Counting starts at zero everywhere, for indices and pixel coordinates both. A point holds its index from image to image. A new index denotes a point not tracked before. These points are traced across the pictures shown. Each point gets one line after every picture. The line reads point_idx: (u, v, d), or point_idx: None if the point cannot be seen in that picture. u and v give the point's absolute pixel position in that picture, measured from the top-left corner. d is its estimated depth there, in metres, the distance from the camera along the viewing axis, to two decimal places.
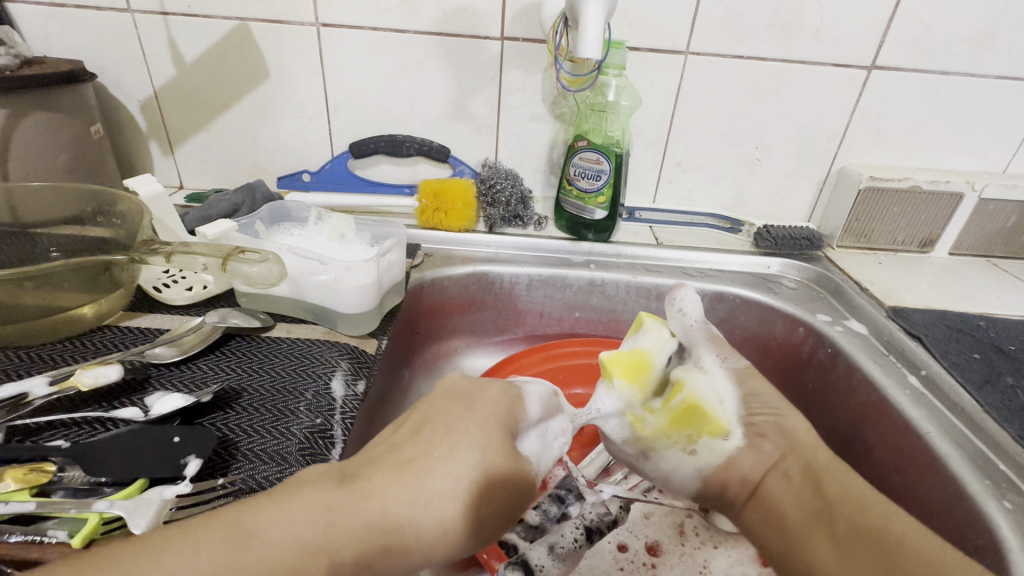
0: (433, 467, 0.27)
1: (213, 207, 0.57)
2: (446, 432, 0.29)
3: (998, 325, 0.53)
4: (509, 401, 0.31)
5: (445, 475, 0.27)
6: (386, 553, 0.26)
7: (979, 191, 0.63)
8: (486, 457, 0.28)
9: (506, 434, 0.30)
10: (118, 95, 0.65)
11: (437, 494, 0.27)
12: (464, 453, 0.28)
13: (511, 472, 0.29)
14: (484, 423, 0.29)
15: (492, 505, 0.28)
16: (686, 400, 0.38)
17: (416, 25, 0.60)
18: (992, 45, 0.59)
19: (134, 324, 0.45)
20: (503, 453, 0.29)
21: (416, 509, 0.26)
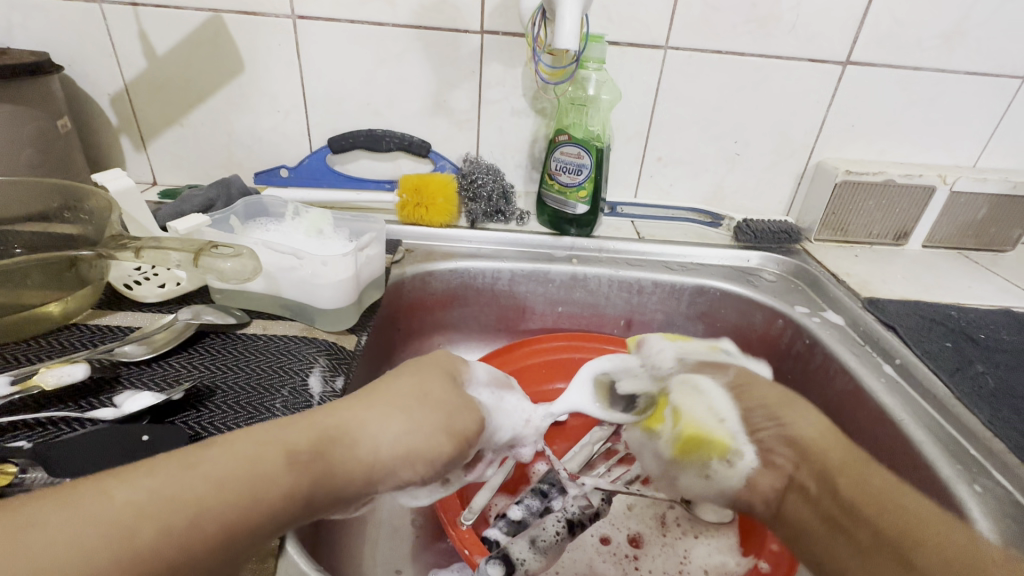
0: (377, 399, 0.32)
1: (187, 202, 0.55)
2: (395, 374, 0.35)
3: (969, 314, 0.55)
4: (449, 367, 0.37)
5: (387, 407, 0.31)
6: (335, 463, 0.28)
7: (951, 184, 0.64)
8: (426, 395, 0.33)
9: (446, 375, 0.36)
10: (86, 89, 0.63)
11: (384, 406, 0.31)
12: (410, 389, 0.33)
13: (448, 397, 0.34)
14: (426, 376, 0.35)
15: (434, 417, 0.32)
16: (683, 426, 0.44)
17: (394, 17, 0.59)
18: (962, 41, 0.60)
19: (104, 322, 0.44)
20: (441, 384, 0.35)
21: (365, 427, 0.30)
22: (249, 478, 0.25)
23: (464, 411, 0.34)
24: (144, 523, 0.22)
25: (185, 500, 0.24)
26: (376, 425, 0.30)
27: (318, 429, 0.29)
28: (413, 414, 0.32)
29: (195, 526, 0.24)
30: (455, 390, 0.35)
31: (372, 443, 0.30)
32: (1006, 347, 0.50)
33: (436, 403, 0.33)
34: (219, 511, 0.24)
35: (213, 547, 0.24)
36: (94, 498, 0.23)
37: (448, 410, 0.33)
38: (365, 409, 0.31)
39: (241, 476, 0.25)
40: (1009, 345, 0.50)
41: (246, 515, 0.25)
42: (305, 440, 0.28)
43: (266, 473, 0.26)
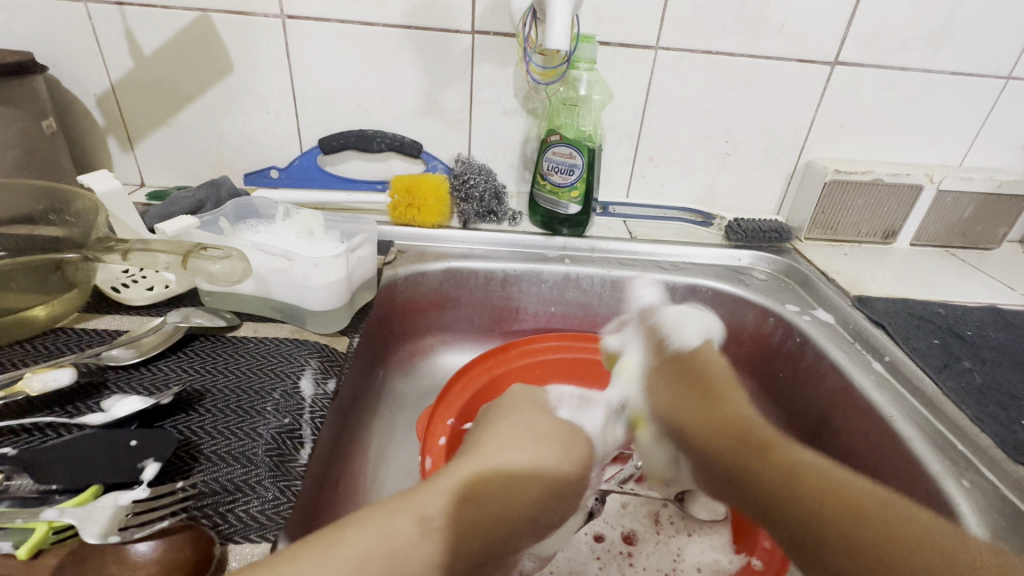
0: (502, 470, 0.36)
1: (176, 204, 0.55)
2: (493, 432, 0.40)
3: (956, 311, 0.55)
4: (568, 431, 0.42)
5: (511, 474, 0.36)
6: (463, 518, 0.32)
7: (938, 183, 0.65)
8: (544, 463, 0.38)
9: (540, 417, 0.42)
10: (72, 89, 0.62)
11: (495, 463, 0.37)
12: (513, 442, 0.39)
13: (548, 436, 0.40)
14: (547, 442, 0.40)
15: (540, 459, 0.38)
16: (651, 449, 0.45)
17: (385, 17, 0.59)
18: (948, 41, 0.61)
19: (90, 325, 0.43)
20: (540, 427, 0.41)
21: (482, 480, 0.35)
22: (401, 558, 0.29)
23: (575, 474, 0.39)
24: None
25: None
26: (502, 501, 0.35)
27: (457, 506, 0.33)
28: (536, 481, 0.37)
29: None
30: (572, 452, 0.40)
31: (500, 511, 0.34)
32: (992, 344, 0.50)
33: (546, 447, 0.39)
34: None
35: None
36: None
37: (561, 477, 0.38)
38: (486, 470, 0.36)
39: (385, 550, 0.29)
40: (996, 342, 0.51)
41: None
42: (441, 520, 0.32)
43: (413, 553, 0.30)
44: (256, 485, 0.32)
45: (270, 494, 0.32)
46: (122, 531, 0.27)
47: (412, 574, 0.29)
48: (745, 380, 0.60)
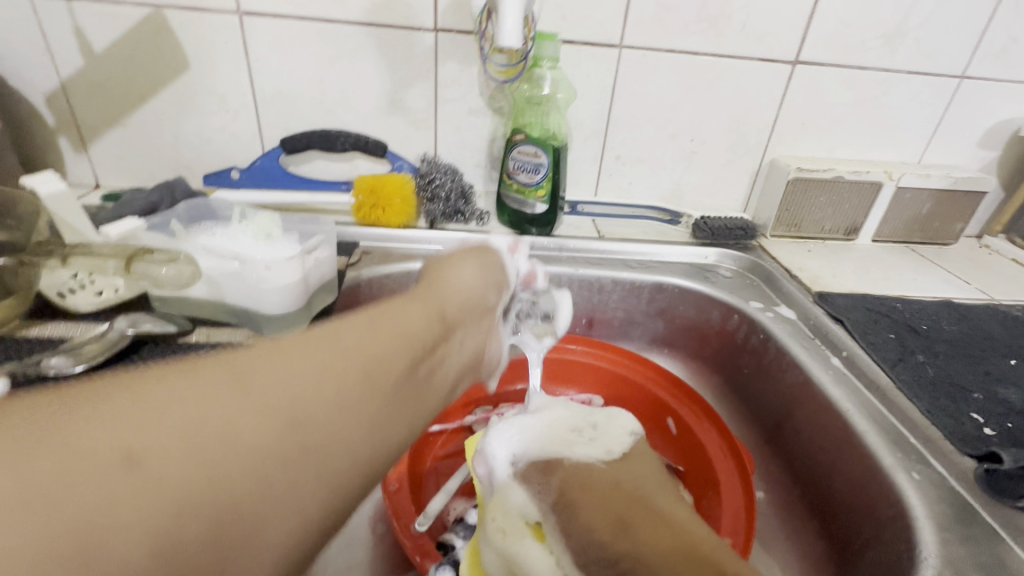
0: (449, 270, 0.39)
1: (127, 206, 0.53)
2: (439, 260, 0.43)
3: (913, 306, 0.56)
4: (482, 250, 0.44)
5: (455, 273, 0.39)
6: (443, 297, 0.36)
7: (896, 180, 0.66)
8: (481, 269, 0.41)
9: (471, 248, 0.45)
10: (18, 87, 0.60)
11: (450, 268, 0.40)
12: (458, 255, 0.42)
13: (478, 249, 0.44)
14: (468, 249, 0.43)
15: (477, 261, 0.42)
16: (540, 571, 0.33)
17: (345, 14, 0.58)
18: (903, 41, 0.62)
19: (32, 333, 0.42)
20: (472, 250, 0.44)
21: (449, 278, 0.38)
22: (409, 321, 0.30)
23: (500, 279, 0.43)
24: (358, 352, 0.26)
25: (363, 316, 0.28)
26: (457, 284, 0.38)
27: (425, 296, 0.35)
28: (478, 278, 0.40)
29: (394, 347, 0.28)
30: (495, 260, 0.44)
31: (463, 296, 0.38)
32: (946, 337, 0.52)
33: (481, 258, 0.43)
34: (391, 322, 0.29)
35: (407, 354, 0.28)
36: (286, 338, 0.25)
37: (492, 277, 0.42)
38: (449, 272, 0.39)
39: (389, 307, 0.31)
40: (949, 335, 0.52)
41: (413, 324, 0.30)
42: (421, 304, 0.33)
43: (411, 317, 0.31)
44: None
45: None
46: None
47: (422, 329, 0.31)
48: (711, 376, 0.61)
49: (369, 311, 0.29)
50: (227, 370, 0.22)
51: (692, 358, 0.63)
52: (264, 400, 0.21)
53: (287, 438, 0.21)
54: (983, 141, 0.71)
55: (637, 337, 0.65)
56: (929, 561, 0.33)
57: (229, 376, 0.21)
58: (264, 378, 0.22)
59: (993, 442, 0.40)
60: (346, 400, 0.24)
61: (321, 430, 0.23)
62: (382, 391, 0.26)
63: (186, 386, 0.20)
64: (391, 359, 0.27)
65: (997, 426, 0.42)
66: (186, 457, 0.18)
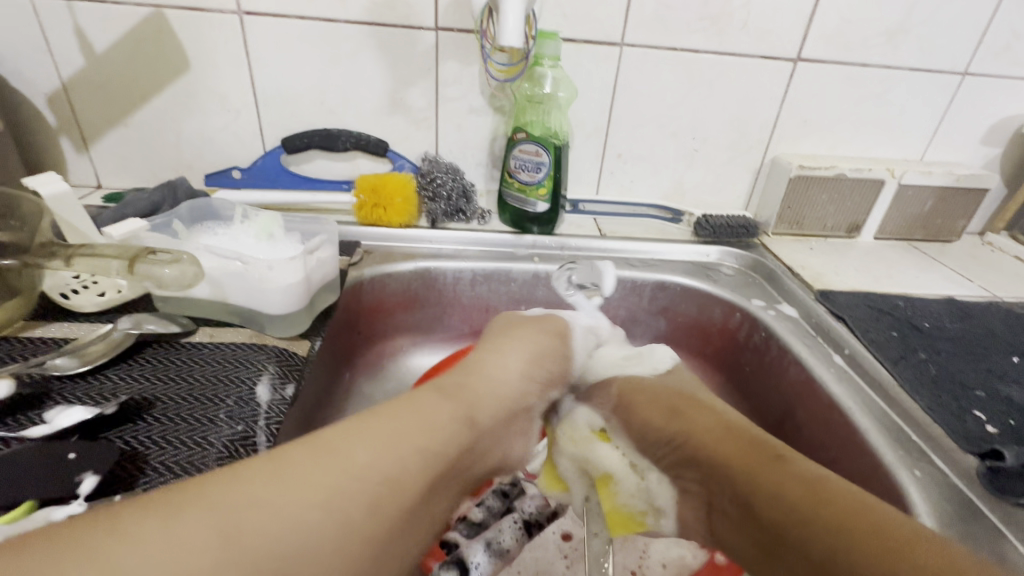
0: (490, 358, 0.42)
1: (129, 206, 0.53)
2: (487, 340, 0.45)
3: (915, 304, 0.56)
4: (542, 326, 0.47)
5: (497, 359, 0.42)
6: (474, 394, 0.38)
7: (898, 177, 0.66)
8: (529, 350, 0.44)
9: (526, 322, 0.48)
10: (20, 88, 0.60)
11: (495, 358, 0.42)
12: (512, 342, 0.44)
13: (533, 330, 0.46)
14: (524, 332, 0.45)
15: (528, 349, 0.44)
16: (611, 465, 0.44)
17: (346, 14, 0.58)
18: (906, 38, 0.62)
19: (36, 334, 0.42)
20: (533, 329, 0.46)
21: (489, 369, 0.41)
22: (427, 434, 0.32)
23: (552, 361, 0.45)
24: (364, 481, 0.28)
25: (391, 430, 0.31)
26: (499, 377, 0.40)
27: (461, 394, 0.37)
28: (523, 368, 0.42)
29: (402, 474, 0.30)
30: (547, 343, 0.46)
31: (502, 389, 0.40)
32: (948, 335, 0.52)
33: (537, 345, 0.45)
34: (415, 438, 0.31)
35: (421, 475, 0.31)
36: (313, 458, 0.28)
37: (546, 366, 0.44)
38: (494, 363, 0.41)
39: (417, 415, 0.33)
40: (951, 333, 0.52)
41: (435, 437, 0.32)
42: (450, 402, 0.35)
43: (441, 416, 0.34)
44: None
45: None
46: None
47: (440, 445, 0.32)
48: (713, 375, 0.61)
49: (391, 425, 0.31)
50: (249, 498, 0.25)
51: (694, 356, 0.63)
52: (276, 531, 0.25)
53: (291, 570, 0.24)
54: (986, 138, 0.70)
55: (639, 336, 0.65)
56: None
57: (255, 500, 0.25)
58: (280, 506, 0.25)
59: (995, 440, 0.40)
60: (349, 530, 0.27)
61: (314, 560, 0.25)
62: (379, 519, 0.28)
63: (213, 511, 0.24)
64: (394, 486, 0.29)
65: (1000, 424, 0.42)
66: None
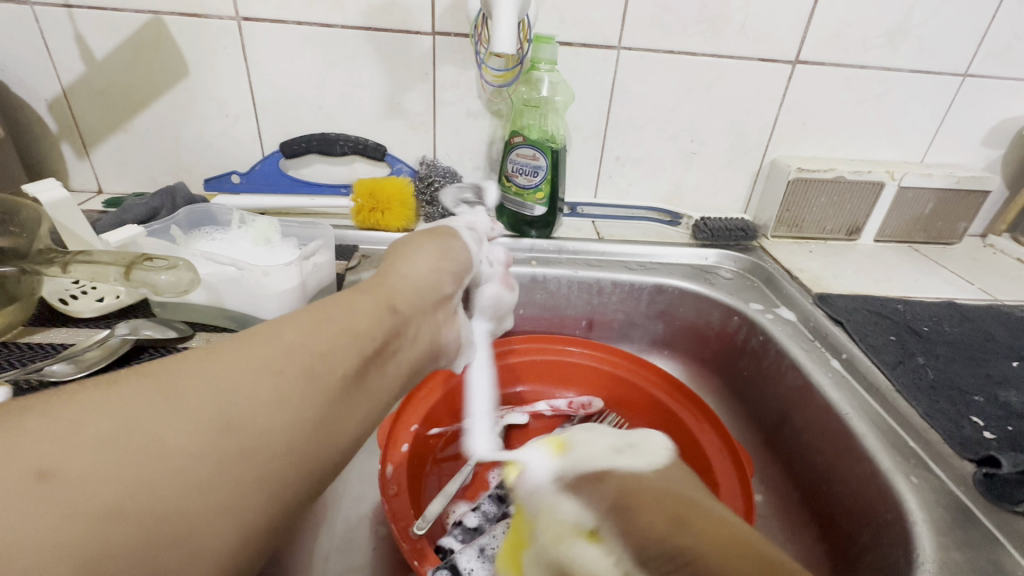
0: (402, 257, 0.34)
1: (128, 211, 0.53)
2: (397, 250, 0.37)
3: (914, 307, 0.56)
4: (444, 241, 0.38)
5: (411, 256, 0.34)
6: (399, 288, 0.31)
7: (898, 180, 0.66)
8: (436, 250, 0.36)
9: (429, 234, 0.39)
10: (21, 94, 0.60)
11: (412, 256, 0.34)
12: (422, 243, 0.36)
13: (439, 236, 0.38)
14: (426, 235, 0.37)
15: (441, 252, 0.36)
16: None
17: (343, 19, 0.58)
18: (905, 40, 0.62)
19: (35, 340, 0.42)
20: (436, 237, 0.38)
21: (404, 267, 0.33)
22: (349, 313, 0.26)
23: (465, 265, 0.38)
24: (283, 353, 0.22)
25: (300, 313, 0.25)
26: (414, 270, 0.33)
27: (377, 287, 0.30)
28: (435, 264, 0.35)
29: (332, 347, 0.24)
30: (457, 249, 0.38)
31: (424, 286, 0.33)
32: (947, 339, 0.51)
33: (447, 247, 0.37)
34: (335, 317, 0.25)
35: (356, 348, 0.25)
36: (209, 348, 0.22)
37: (455, 268, 0.36)
38: (410, 261, 0.34)
39: (330, 300, 0.27)
40: (950, 337, 0.52)
41: (361, 320, 0.26)
42: (375, 295, 0.29)
43: (362, 306, 0.27)
44: None
45: None
46: None
47: (371, 326, 0.27)
48: (711, 378, 0.61)
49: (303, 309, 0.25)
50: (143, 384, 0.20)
51: (692, 359, 0.63)
52: (192, 411, 0.19)
53: (219, 446, 0.19)
54: (987, 140, 0.70)
55: (637, 339, 0.65)
56: (926, 568, 0.33)
57: (148, 390, 0.19)
58: (174, 393, 0.20)
59: (992, 446, 0.40)
60: (283, 401, 0.21)
61: (255, 432, 0.20)
62: (318, 390, 0.23)
63: (99, 407, 0.18)
64: (326, 359, 0.23)
65: (997, 429, 0.41)
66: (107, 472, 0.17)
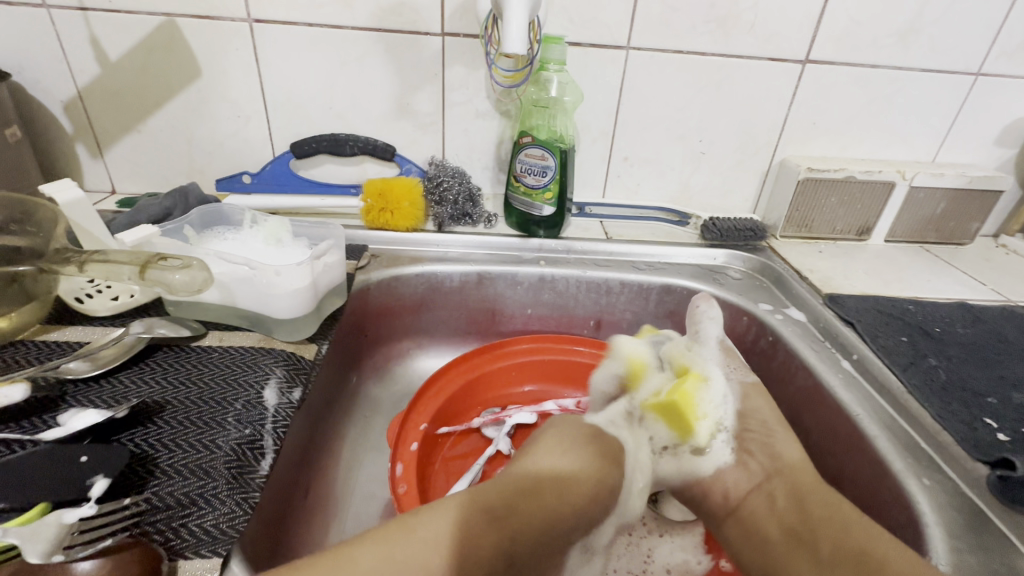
0: (535, 459, 0.40)
1: (142, 212, 0.54)
2: (550, 439, 0.42)
3: (926, 308, 0.56)
4: (594, 436, 0.43)
5: (546, 452, 0.41)
6: (518, 527, 0.35)
7: (909, 179, 0.65)
8: (577, 448, 0.41)
9: (594, 432, 0.44)
10: (37, 96, 0.61)
11: (550, 459, 0.40)
12: (563, 438, 0.42)
13: (593, 434, 0.43)
14: (570, 428, 0.43)
15: (572, 450, 0.41)
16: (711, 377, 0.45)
17: (353, 20, 0.58)
18: (917, 39, 0.61)
19: (52, 338, 0.43)
20: (586, 429, 0.44)
21: (533, 475, 0.38)
22: (435, 542, 0.32)
23: (607, 482, 0.40)
24: None
25: (408, 555, 0.31)
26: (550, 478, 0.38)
27: (493, 498, 0.35)
28: (574, 471, 0.39)
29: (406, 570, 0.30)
30: (603, 439, 0.43)
31: (545, 510, 0.36)
32: (959, 341, 0.51)
33: (595, 449, 0.42)
34: None
35: None
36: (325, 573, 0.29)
37: (597, 463, 0.41)
38: (542, 467, 0.39)
39: (430, 546, 0.31)
40: (963, 338, 0.51)
41: None
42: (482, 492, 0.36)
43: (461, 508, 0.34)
44: (211, 498, 0.32)
45: (226, 506, 0.32)
46: (66, 549, 0.26)
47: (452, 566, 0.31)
48: None
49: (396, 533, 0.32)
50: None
51: None
52: None
53: None
54: (1000, 139, 0.69)
55: None
56: None
57: None
58: None
59: (1006, 448, 0.39)
60: None
61: None
62: None
63: None
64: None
65: (1011, 431, 0.41)
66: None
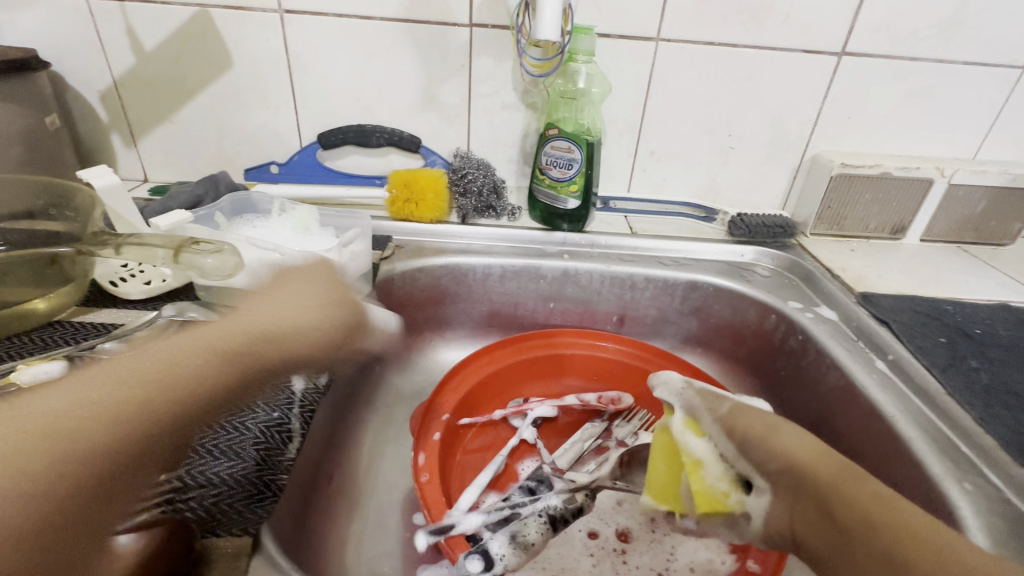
0: (269, 299, 0.37)
1: (175, 199, 0.55)
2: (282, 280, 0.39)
3: (965, 309, 0.54)
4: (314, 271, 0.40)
5: (280, 299, 0.37)
6: (260, 353, 0.34)
7: (948, 177, 0.63)
8: (315, 292, 0.39)
9: (335, 282, 0.40)
10: (75, 85, 0.63)
11: (292, 296, 0.38)
12: (295, 284, 0.39)
13: (318, 268, 0.40)
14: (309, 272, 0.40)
15: (308, 291, 0.39)
16: (701, 453, 0.35)
17: (382, 11, 0.58)
18: (960, 30, 0.59)
19: (87, 320, 0.44)
20: (318, 270, 0.40)
21: (276, 317, 0.36)
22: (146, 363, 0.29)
23: (347, 326, 0.40)
24: (64, 418, 0.24)
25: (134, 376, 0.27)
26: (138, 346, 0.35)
27: (209, 330, 0.33)
28: (308, 305, 0.38)
29: (186, 386, 0.29)
30: (333, 275, 0.41)
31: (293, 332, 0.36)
32: (1001, 343, 0.49)
33: (344, 291, 0.41)
34: (149, 395, 0.27)
35: (158, 437, 0.26)
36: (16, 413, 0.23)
37: (343, 315, 0.40)
38: (287, 303, 0.37)
39: (149, 372, 0.28)
40: (1005, 341, 0.49)
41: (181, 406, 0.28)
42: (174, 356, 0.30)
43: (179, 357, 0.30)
44: (242, 477, 0.34)
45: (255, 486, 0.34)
46: None
47: (190, 381, 0.29)
48: (748, 380, 0.59)
49: (91, 370, 0.27)
50: None
51: (725, 358, 0.62)
52: None
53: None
54: None
55: (669, 336, 0.64)
56: None
57: None
58: None
59: None
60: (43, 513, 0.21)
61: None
62: (96, 488, 0.23)
63: None
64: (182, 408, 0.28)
65: None
66: (2, 526, 0.20)
